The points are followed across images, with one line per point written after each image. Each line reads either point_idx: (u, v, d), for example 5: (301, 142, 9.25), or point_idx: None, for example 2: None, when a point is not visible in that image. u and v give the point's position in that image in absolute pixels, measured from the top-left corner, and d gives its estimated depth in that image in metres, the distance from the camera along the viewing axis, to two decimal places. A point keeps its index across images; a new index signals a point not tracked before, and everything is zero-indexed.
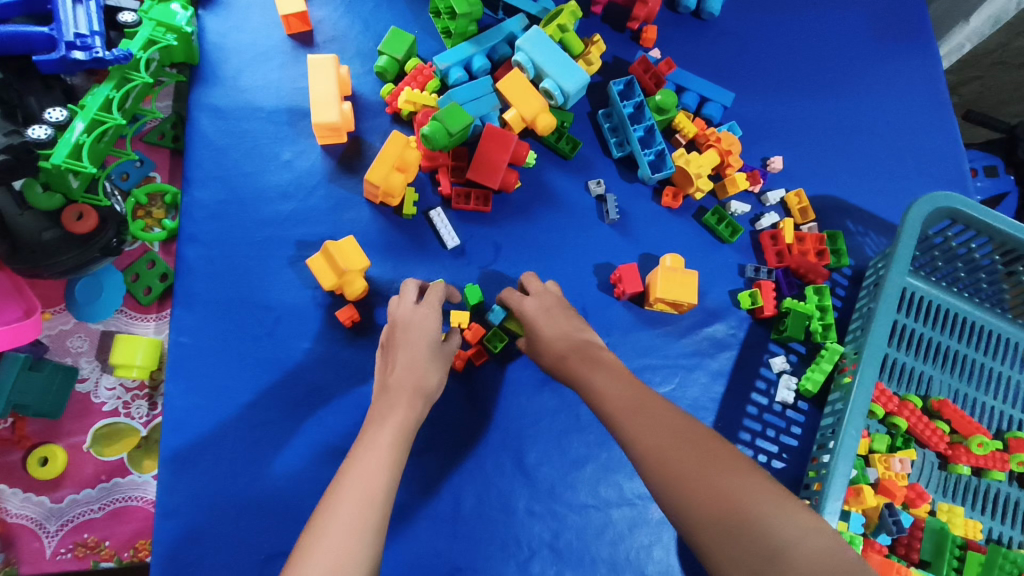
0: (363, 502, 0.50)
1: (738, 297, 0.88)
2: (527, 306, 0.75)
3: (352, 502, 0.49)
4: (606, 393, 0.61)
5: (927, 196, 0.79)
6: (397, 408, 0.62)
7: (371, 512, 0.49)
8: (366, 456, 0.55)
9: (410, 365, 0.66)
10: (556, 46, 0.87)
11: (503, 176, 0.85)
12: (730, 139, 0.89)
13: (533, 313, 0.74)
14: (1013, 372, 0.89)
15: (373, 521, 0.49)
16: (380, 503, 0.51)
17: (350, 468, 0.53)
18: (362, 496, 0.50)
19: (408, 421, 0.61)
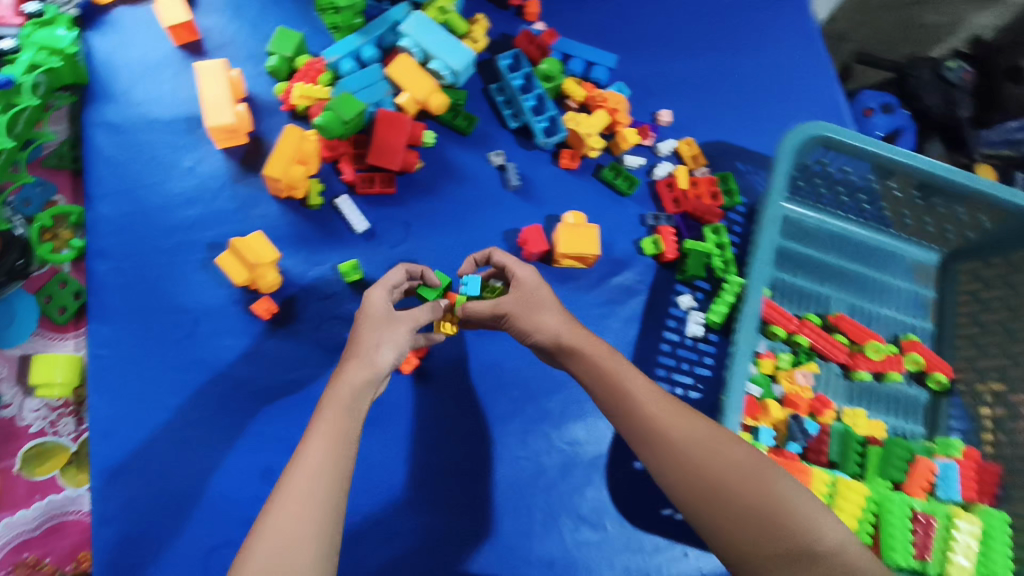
0: (314, 497, 0.50)
1: (642, 245, 0.92)
2: (523, 272, 0.70)
3: (304, 502, 0.49)
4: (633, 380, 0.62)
5: (796, 129, 0.84)
6: (346, 386, 0.57)
7: (320, 504, 0.49)
8: (315, 443, 0.53)
9: (373, 336, 0.61)
10: (440, 29, 0.90)
11: (403, 157, 0.87)
12: (617, 99, 0.94)
13: (529, 281, 0.69)
14: (899, 281, 0.97)
15: (325, 510, 0.49)
16: (332, 490, 0.51)
17: (298, 461, 0.52)
18: (311, 492, 0.50)
19: (357, 391, 0.57)
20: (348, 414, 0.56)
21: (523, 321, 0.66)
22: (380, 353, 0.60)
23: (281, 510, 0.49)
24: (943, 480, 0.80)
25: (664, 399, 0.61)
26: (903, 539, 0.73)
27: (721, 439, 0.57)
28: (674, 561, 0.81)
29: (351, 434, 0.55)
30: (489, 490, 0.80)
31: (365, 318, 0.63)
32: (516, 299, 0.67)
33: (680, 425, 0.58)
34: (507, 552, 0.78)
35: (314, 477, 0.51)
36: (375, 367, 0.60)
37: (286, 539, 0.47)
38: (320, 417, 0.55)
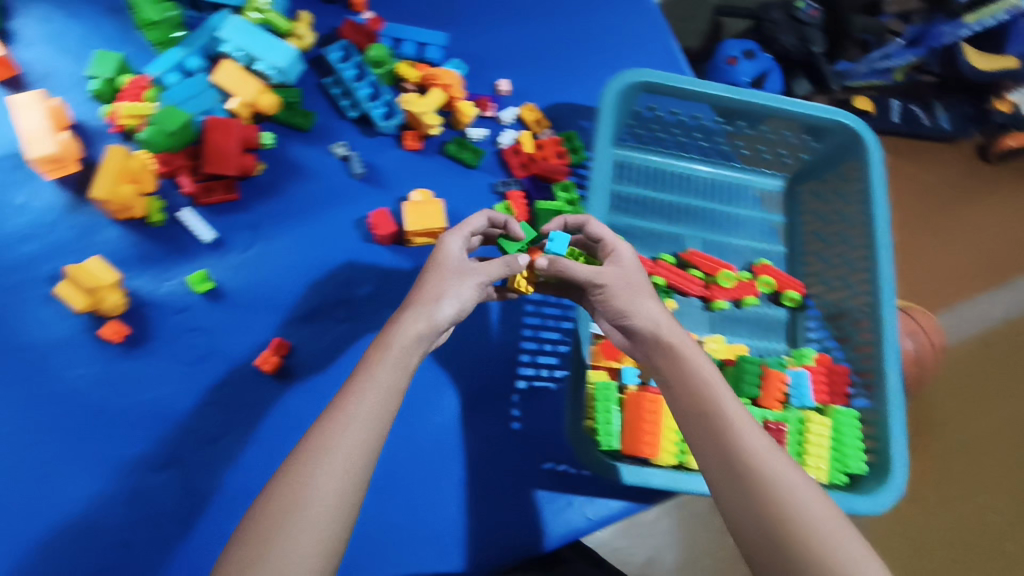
0: (339, 454, 0.48)
1: (495, 213, 0.94)
2: (625, 252, 0.66)
3: (330, 459, 0.48)
4: (716, 389, 0.55)
5: (616, 77, 0.86)
6: (403, 343, 0.55)
7: (339, 461, 0.48)
8: (355, 401, 0.51)
9: (436, 294, 0.58)
10: (259, 29, 0.89)
11: (238, 161, 0.87)
12: (450, 75, 0.94)
13: (628, 263, 0.65)
14: (749, 211, 1.02)
15: (347, 470, 0.48)
16: (358, 450, 0.49)
17: (336, 413, 0.50)
18: (340, 449, 0.48)
19: (406, 347, 0.55)
20: (392, 372, 0.53)
21: (609, 304, 0.62)
22: (440, 308, 0.57)
23: (305, 463, 0.47)
24: (797, 388, 0.84)
25: (750, 423, 0.53)
26: None
27: (800, 478, 0.49)
28: (558, 510, 0.83)
29: (394, 393, 0.53)
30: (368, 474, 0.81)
31: (435, 269, 0.61)
32: (619, 274, 0.63)
33: (767, 458, 0.50)
34: (391, 531, 0.79)
35: (347, 434, 0.49)
36: (432, 322, 0.57)
37: (303, 495, 0.46)
38: (364, 370, 0.53)
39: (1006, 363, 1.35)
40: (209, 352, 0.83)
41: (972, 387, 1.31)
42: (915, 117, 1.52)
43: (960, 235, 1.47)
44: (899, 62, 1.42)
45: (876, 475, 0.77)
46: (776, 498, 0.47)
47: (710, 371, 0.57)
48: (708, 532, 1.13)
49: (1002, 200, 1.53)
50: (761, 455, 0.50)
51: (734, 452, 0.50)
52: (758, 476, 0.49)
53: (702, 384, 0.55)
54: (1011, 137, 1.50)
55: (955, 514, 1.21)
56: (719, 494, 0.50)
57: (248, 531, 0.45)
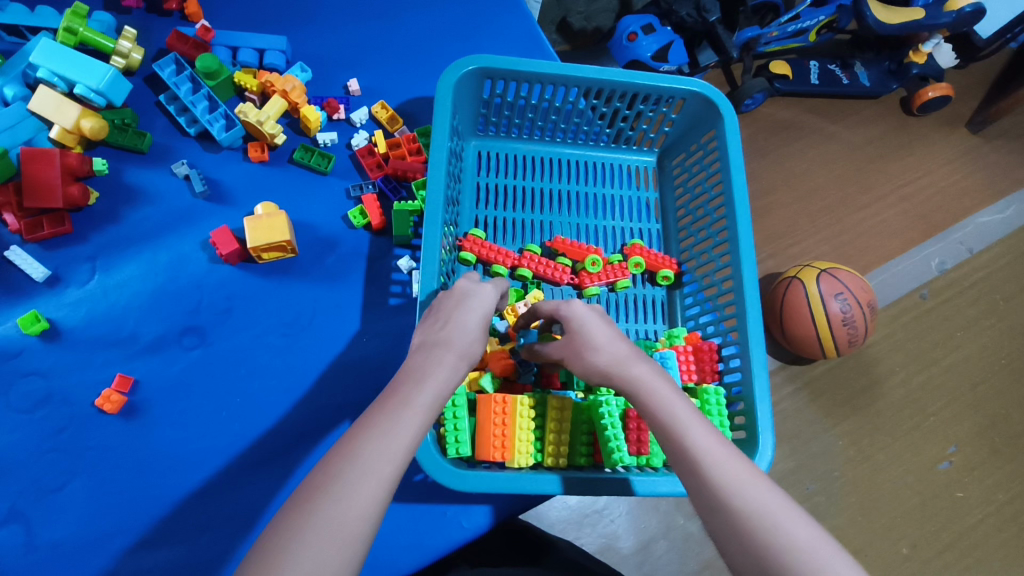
0: (370, 474, 0.40)
1: (350, 219, 0.90)
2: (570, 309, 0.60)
3: (358, 474, 0.40)
4: (681, 425, 0.48)
5: (448, 67, 0.83)
6: (439, 366, 0.49)
7: (369, 481, 0.40)
8: (389, 417, 0.44)
9: (464, 329, 0.54)
10: (73, 51, 0.84)
11: (64, 192, 0.82)
12: (286, 80, 0.90)
13: (578, 316, 0.59)
14: (623, 190, 0.99)
15: (375, 495, 0.40)
16: (387, 476, 0.41)
17: (364, 430, 0.43)
18: (370, 467, 0.41)
19: (446, 378, 0.49)
20: (430, 398, 0.46)
21: (575, 363, 0.57)
22: (469, 342, 0.53)
23: (330, 478, 0.40)
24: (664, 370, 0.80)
25: (732, 454, 0.46)
26: (618, 440, 0.71)
27: (780, 508, 0.42)
28: (429, 519, 0.82)
29: (428, 423, 0.46)
30: (226, 507, 0.77)
31: (457, 300, 0.57)
32: (566, 341, 0.58)
33: (756, 493, 0.43)
34: None
35: (381, 450, 0.41)
36: (467, 362, 0.52)
37: (327, 514, 0.38)
38: (396, 391, 0.46)
39: (941, 316, 1.30)
40: (49, 396, 0.78)
41: (904, 343, 1.27)
42: (835, 76, 1.46)
43: (887, 187, 1.41)
44: (811, 23, 1.36)
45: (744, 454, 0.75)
46: (773, 540, 0.40)
47: (679, 402, 0.50)
48: (658, 514, 1.08)
49: (929, 148, 1.46)
50: (745, 490, 0.43)
51: (718, 495, 0.43)
52: (749, 518, 0.41)
53: (672, 419, 0.49)
54: (931, 88, 1.42)
55: (895, 476, 1.17)
56: (721, 548, 0.43)
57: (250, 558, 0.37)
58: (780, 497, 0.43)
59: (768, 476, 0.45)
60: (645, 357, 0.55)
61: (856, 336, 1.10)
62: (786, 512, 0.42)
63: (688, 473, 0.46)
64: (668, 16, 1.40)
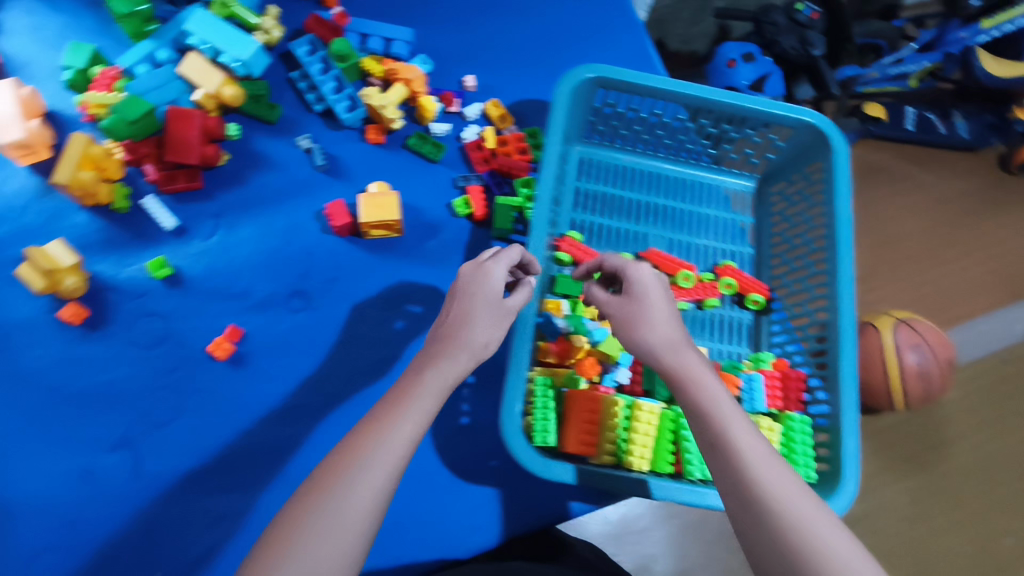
0: (375, 469, 0.47)
1: (453, 207, 0.94)
2: (640, 276, 0.62)
3: (363, 470, 0.46)
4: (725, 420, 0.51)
5: (567, 74, 0.86)
6: (445, 363, 0.55)
7: (375, 474, 0.47)
8: (396, 417, 0.50)
9: (469, 321, 0.58)
10: (223, 23, 0.91)
11: (200, 151, 0.88)
12: (410, 70, 0.95)
13: (647, 289, 0.61)
14: (719, 212, 1.00)
15: (380, 488, 0.46)
16: (392, 466, 0.48)
17: (374, 429, 0.49)
18: (376, 463, 0.47)
19: (447, 374, 0.54)
20: (435, 397, 0.53)
21: (625, 332, 0.60)
22: (479, 338, 0.58)
23: (338, 473, 0.46)
24: (749, 392, 0.81)
25: (770, 455, 0.50)
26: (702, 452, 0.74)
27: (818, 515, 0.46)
28: (499, 506, 0.83)
29: (430, 416, 0.52)
30: (313, 463, 0.81)
31: (472, 287, 0.61)
32: (628, 303, 0.61)
33: (790, 496, 0.47)
34: None
35: (384, 448, 0.48)
36: (472, 359, 0.57)
37: (339, 505, 0.45)
38: (404, 388, 0.53)
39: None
40: (166, 336, 0.85)
41: (982, 405, 1.22)
42: (930, 124, 1.43)
43: (978, 243, 1.37)
44: (914, 67, 1.34)
45: (824, 487, 0.74)
46: (802, 541, 0.44)
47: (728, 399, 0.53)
48: (702, 543, 1.06)
49: None
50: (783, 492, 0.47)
51: (754, 491, 0.47)
52: (782, 516, 0.46)
53: (717, 415, 0.52)
54: None
55: (960, 540, 1.13)
56: (745, 537, 0.47)
57: (269, 540, 0.44)
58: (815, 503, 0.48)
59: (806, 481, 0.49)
60: (694, 347, 0.58)
61: (931, 390, 1.06)
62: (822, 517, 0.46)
63: (724, 462, 0.50)
64: (770, 47, 1.39)
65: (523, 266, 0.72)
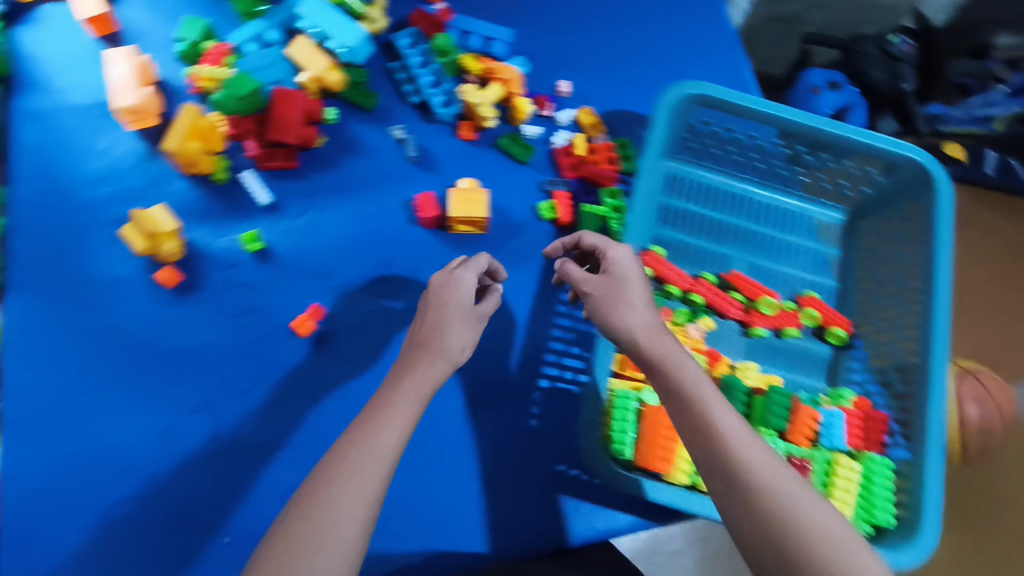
0: (362, 476, 0.52)
1: (538, 210, 0.94)
2: (621, 260, 0.67)
3: (350, 480, 0.52)
4: (698, 396, 0.57)
5: (669, 89, 0.85)
6: (424, 370, 0.62)
7: (363, 483, 0.52)
8: (377, 426, 0.56)
9: (439, 330, 0.65)
10: (334, 10, 0.94)
11: (299, 131, 0.90)
12: (509, 71, 0.96)
13: (626, 271, 0.66)
14: (804, 241, 0.98)
15: (368, 496, 0.52)
16: (378, 473, 0.53)
17: (356, 441, 0.55)
18: (362, 472, 0.52)
19: (425, 380, 0.60)
20: (416, 402, 0.59)
21: (607, 310, 0.64)
22: (455, 346, 0.65)
23: (327, 484, 0.52)
24: (828, 427, 0.81)
25: (740, 426, 0.56)
26: None
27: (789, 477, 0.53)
28: (559, 512, 0.83)
29: (411, 419, 0.58)
30: None
31: (445, 298, 0.68)
32: (608, 284, 0.65)
33: (761, 464, 0.53)
34: (397, 510, 0.80)
35: (369, 456, 0.53)
36: (449, 363, 0.64)
37: (332, 514, 0.50)
38: (381, 400, 0.59)
39: None
40: (252, 307, 0.88)
41: None
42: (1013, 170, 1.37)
43: None
44: (1001, 110, 1.33)
45: (901, 535, 0.71)
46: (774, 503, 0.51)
47: (701, 375, 0.60)
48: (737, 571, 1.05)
49: None
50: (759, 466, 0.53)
51: (730, 460, 0.53)
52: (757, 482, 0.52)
53: (693, 392, 0.57)
54: None
55: None
56: (724, 503, 0.53)
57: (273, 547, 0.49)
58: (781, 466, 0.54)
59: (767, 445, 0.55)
60: (665, 329, 0.63)
61: (989, 441, 1.02)
62: (807, 498, 0.52)
63: (699, 435, 0.55)
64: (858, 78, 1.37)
65: (494, 274, 0.79)
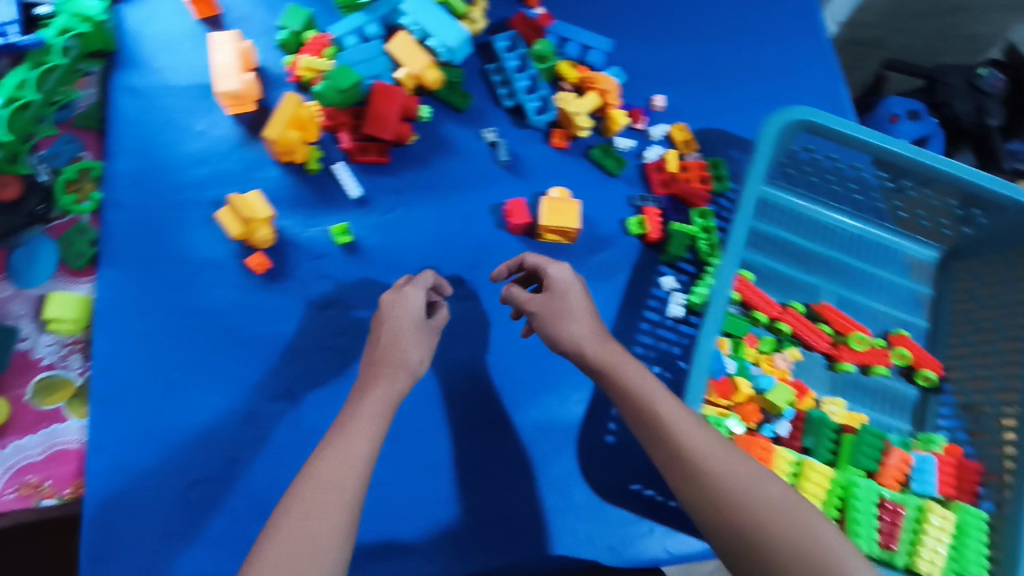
0: (336, 487, 0.56)
1: (627, 225, 0.93)
2: (559, 278, 0.72)
3: (326, 491, 0.56)
4: (644, 399, 0.63)
5: (778, 113, 0.83)
6: (381, 382, 0.65)
7: (341, 493, 0.56)
8: (345, 439, 0.60)
9: (394, 342, 0.68)
10: (438, 8, 0.93)
11: (396, 128, 0.91)
12: (607, 82, 0.95)
13: (564, 287, 0.71)
14: (893, 277, 0.96)
15: (346, 506, 0.56)
16: (352, 482, 0.57)
17: (325, 456, 0.59)
18: (333, 483, 0.56)
19: (390, 392, 0.65)
20: (379, 413, 0.63)
21: (554, 327, 0.70)
22: (413, 355, 0.68)
23: (304, 496, 0.56)
24: (919, 472, 0.79)
25: (689, 420, 0.62)
26: (870, 525, 0.72)
27: (739, 460, 0.60)
28: (630, 530, 0.83)
29: (378, 431, 0.62)
30: (459, 451, 0.83)
31: (396, 311, 0.71)
32: (551, 303, 0.71)
33: (709, 455, 0.60)
34: (472, 512, 0.81)
35: (341, 467, 0.58)
36: (409, 375, 0.67)
37: (310, 524, 0.54)
38: (346, 417, 0.63)
39: None
40: (337, 300, 0.88)
41: None
42: None
43: None
44: None
45: None
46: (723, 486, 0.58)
47: (647, 379, 0.65)
48: None
49: None
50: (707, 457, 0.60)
51: (683, 454, 0.60)
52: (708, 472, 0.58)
53: (643, 398, 0.64)
54: None
55: None
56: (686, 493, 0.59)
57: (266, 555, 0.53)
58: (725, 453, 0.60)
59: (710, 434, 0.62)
60: (609, 339, 0.69)
61: None
62: (750, 477, 0.59)
63: (657, 438, 0.61)
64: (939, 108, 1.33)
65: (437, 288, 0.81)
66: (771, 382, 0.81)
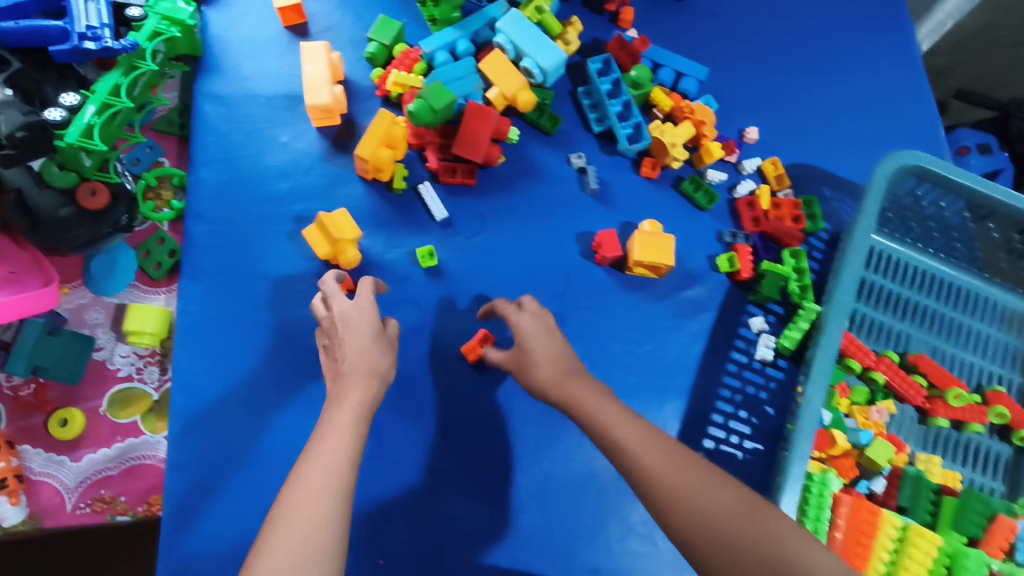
0: (313, 492, 0.53)
1: (717, 261, 0.91)
2: (522, 322, 0.73)
3: (304, 494, 0.53)
4: (612, 425, 0.62)
5: (891, 156, 0.82)
6: (350, 391, 0.63)
7: (324, 499, 0.53)
8: (316, 446, 0.57)
9: (359, 353, 0.67)
10: (535, 28, 0.90)
11: (486, 150, 0.88)
12: (704, 111, 0.92)
13: (527, 331, 0.72)
14: (989, 328, 0.92)
15: (325, 511, 0.52)
16: (329, 486, 0.54)
17: (300, 465, 0.56)
18: (316, 486, 0.53)
19: (362, 400, 0.63)
20: (349, 418, 0.61)
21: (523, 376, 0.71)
22: (371, 365, 0.66)
23: (283, 503, 0.53)
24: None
25: (652, 438, 0.61)
26: None
27: (709, 479, 0.57)
28: None
29: (357, 437, 0.59)
30: (541, 488, 0.81)
31: (345, 326, 0.69)
32: (519, 354, 0.72)
33: (672, 468, 0.57)
34: (554, 552, 0.79)
35: (321, 470, 0.54)
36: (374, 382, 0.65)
37: (297, 526, 0.50)
38: (318, 429, 0.60)
39: None
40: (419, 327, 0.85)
41: None
42: None
43: None
44: None
45: None
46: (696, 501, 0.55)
47: (610, 403, 0.64)
48: None
49: None
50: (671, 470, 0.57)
51: (649, 471, 0.58)
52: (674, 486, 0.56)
53: (605, 422, 0.63)
54: None
55: None
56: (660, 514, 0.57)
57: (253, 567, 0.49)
58: (696, 465, 0.58)
59: (675, 448, 0.60)
60: (579, 372, 0.69)
61: None
62: (718, 484, 0.56)
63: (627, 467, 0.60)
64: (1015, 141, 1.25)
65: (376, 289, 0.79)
66: (869, 438, 0.79)
